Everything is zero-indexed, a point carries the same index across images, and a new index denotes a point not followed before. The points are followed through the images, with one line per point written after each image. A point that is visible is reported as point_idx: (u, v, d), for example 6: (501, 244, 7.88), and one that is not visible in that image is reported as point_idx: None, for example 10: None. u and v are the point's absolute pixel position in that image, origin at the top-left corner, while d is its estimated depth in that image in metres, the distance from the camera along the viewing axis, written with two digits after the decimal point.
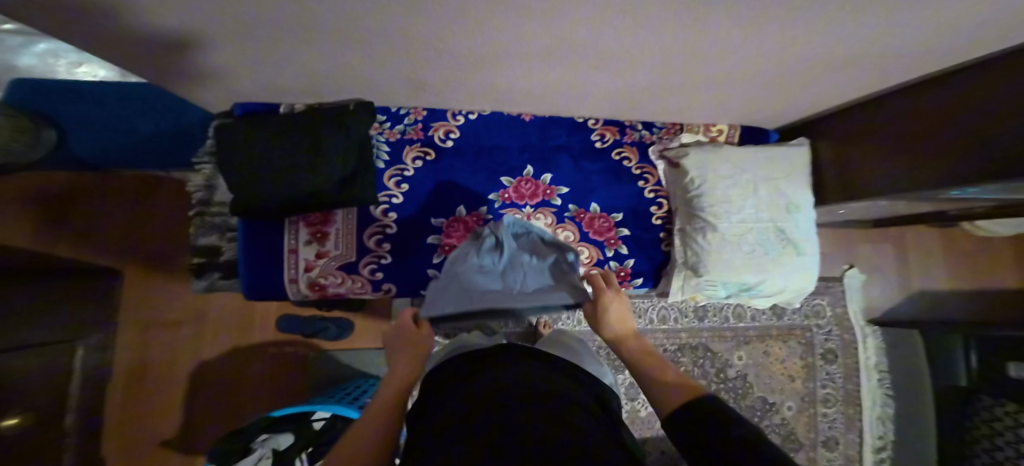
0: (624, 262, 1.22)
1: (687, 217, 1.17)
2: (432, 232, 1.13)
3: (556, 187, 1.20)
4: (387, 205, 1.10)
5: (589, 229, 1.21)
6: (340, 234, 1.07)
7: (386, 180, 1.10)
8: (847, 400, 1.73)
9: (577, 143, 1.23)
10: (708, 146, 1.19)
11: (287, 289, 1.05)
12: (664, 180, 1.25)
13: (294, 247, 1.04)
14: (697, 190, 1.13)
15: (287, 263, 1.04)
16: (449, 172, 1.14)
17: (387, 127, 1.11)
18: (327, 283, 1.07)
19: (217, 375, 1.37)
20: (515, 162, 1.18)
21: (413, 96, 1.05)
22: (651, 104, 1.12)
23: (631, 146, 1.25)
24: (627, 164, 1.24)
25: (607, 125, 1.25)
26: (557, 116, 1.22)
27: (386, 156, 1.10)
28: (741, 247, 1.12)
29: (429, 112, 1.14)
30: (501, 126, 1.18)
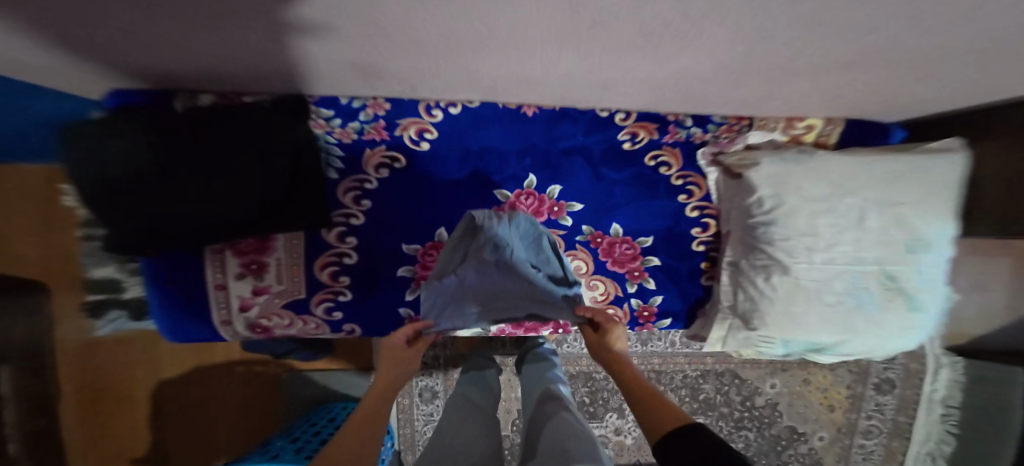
0: (649, 300, 0.95)
1: (745, 249, 0.83)
2: (403, 263, 0.87)
3: (566, 203, 0.92)
4: (343, 228, 0.83)
5: (606, 258, 0.94)
6: (282, 266, 0.81)
7: (341, 195, 0.82)
8: (894, 432, 1.47)
9: (598, 145, 0.90)
10: (791, 151, 0.81)
11: (220, 330, 0.82)
12: (716, 195, 0.91)
13: (221, 284, 0.79)
14: (768, 214, 0.78)
15: (215, 303, 0.79)
16: (424, 183, 0.86)
17: (337, 125, 0.79)
18: (271, 325, 0.83)
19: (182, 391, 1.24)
20: (514, 171, 0.89)
21: (372, 87, 0.74)
22: (715, 98, 0.78)
23: (675, 149, 0.90)
24: (665, 173, 0.91)
25: (642, 121, 0.88)
26: (572, 107, 0.87)
27: (339, 164, 0.81)
28: (821, 297, 0.79)
29: (392, 103, 0.79)
30: (496, 122, 0.85)
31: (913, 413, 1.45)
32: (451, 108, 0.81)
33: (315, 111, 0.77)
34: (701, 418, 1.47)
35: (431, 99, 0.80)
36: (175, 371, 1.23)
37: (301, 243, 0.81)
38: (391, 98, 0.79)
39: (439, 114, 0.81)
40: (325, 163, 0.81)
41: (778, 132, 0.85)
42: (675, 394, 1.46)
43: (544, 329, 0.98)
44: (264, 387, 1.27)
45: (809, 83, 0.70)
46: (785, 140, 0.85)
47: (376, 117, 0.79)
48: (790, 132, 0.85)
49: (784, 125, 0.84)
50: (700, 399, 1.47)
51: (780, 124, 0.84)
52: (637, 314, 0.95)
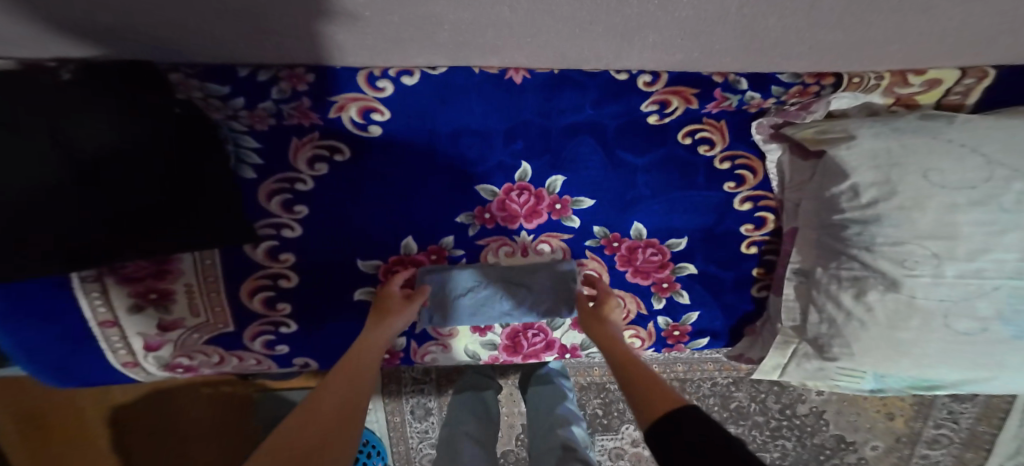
0: (682, 318, 0.73)
1: (820, 255, 0.59)
2: (361, 283, 0.67)
3: (572, 198, 0.69)
4: (275, 242, 0.62)
5: (626, 266, 0.71)
6: (196, 294, 0.60)
7: (265, 201, 0.61)
8: (969, 443, 1.17)
9: (614, 120, 0.66)
10: (903, 118, 0.55)
11: (126, 372, 0.65)
12: (776, 182, 0.67)
13: (110, 321, 0.58)
14: (868, 209, 0.52)
15: (106, 342, 0.60)
16: (378, 179, 0.64)
17: (243, 107, 0.56)
18: (195, 364, 0.66)
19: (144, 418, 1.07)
20: (501, 159, 0.67)
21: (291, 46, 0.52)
22: (788, 50, 0.54)
23: (719, 121, 0.66)
24: (705, 153, 0.67)
25: (675, 85, 0.62)
26: (575, 70, 0.62)
27: (256, 158, 0.60)
28: (946, 321, 0.50)
29: (319, 73, 0.56)
30: (468, 95, 0.61)
31: (999, 423, 1.15)
32: (404, 77, 0.58)
33: (202, 88, 0.54)
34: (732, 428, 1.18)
35: (377, 67, 0.57)
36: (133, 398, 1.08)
37: (217, 264, 0.60)
38: (318, 68, 0.56)
39: (389, 86, 0.58)
40: (236, 159, 0.59)
41: (877, 91, 0.60)
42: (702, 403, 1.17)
43: (546, 354, 0.78)
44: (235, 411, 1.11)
45: (949, 4, 0.45)
46: (886, 103, 0.61)
47: (298, 95, 0.56)
48: (896, 91, 0.60)
49: (889, 81, 0.58)
50: (732, 408, 1.18)
51: (885, 80, 0.58)
52: (665, 335, 0.74)
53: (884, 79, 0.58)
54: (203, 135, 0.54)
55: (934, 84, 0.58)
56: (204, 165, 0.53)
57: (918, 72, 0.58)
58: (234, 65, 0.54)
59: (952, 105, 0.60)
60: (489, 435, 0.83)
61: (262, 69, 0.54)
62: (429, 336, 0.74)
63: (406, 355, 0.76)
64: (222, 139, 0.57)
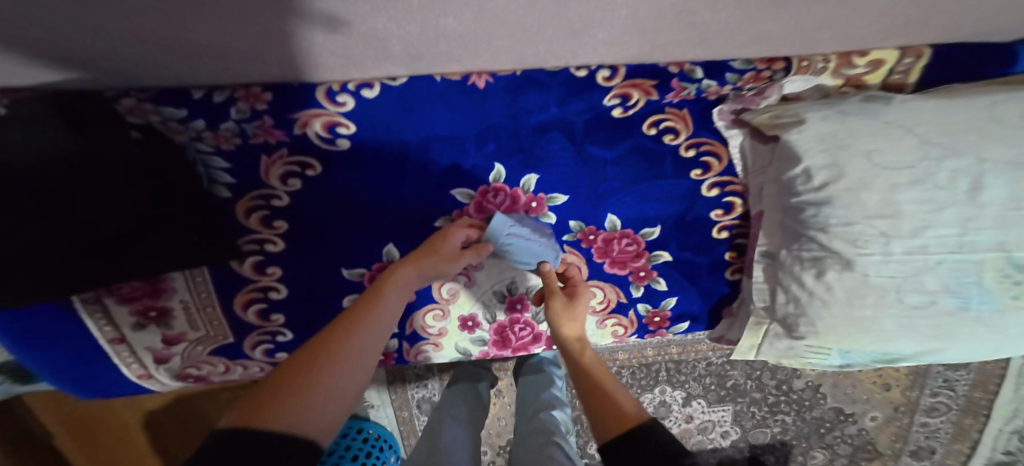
0: (661, 304, 0.75)
1: (784, 237, 0.59)
2: (348, 291, 0.71)
3: (547, 195, 0.71)
4: (260, 257, 0.66)
5: (603, 258, 0.73)
6: (192, 310, 0.64)
7: (246, 218, 0.65)
8: (967, 408, 1.17)
9: (580, 115, 0.66)
10: (850, 100, 0.55)
11: (142, 384, 0.69)
12: (741, 167, 0.69)
13: (117, 338, 0.62)
14: (820, 192, 0.53)
15: (119, 358, 0.64)
16: (351, 190, 0.67)
17: (205, 128, 0.58)
18: (205, 373, 0.70)
19: (169, 445, 1.00)
20: (474, 162, 0.69)
21: (255, 68, 0.55)
22: (733, 39, 0.55)
23: (682, 110, 0.65)
24: (670, 142, 0.67)
25: (633, 78, 0.61)
26: (537, 69, 0.62)
27: (229, 178, 0.63)
28: (898, 296, 0.52)
29: (278, 93, 0.58)
30: (430, 104, 0.63)
31: (995, 388, 1.15)
32: (364, 90, 0.60)
33: (158, 112, 0.56)
34: (729, 406, 1.21)
35: (336, 81, 0.59)
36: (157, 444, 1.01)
37: (207, 280, 0.64)
38: (274, 86, 0.58)
39: (349, 100, 0.60)
40: (208, 179, 0.63)
41: (825, 74, 0.60)
42: (699, 383, 1.19)
43: (535, 346, 0.82)
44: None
45: None
46: (836, 84, 0.61)
47: (260, 114, 0.59)
48: (844, 72, 0.60)
49: (836, 64, 0.59)
50: (728, 386, 1.20)
51: (831, 62, 0.58)
52: (646, 321, 0.76)
53: (830, 62, 0.58)
54: (169, 154, 0.57)
55: (878, 64, 0.58)
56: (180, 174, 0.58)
57: (862, 53, 0.58)
58: (187, 87, 0.56)
59: (895, 85, 0.61)
60: (476, 420, 0.86)
61: (217, 91, 0.57)
62: (420, 336, 0.77)
63: (400, 355, 0.80)
64: (191, 162, 0.60)
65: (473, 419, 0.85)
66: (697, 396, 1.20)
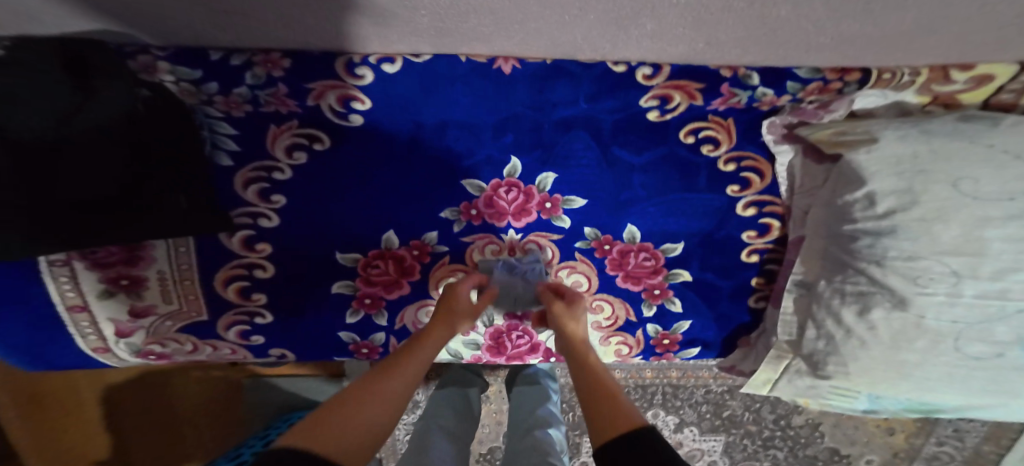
0: (672, 327, 0.68)
1: (828, 268, 0.54)
2: (339, 277, 0.64)
3: (563, 197, 0.64)
4: (251, 231, 0.60)
5: (617, 270, 0.66)
6: (169, 282, 0.58)
7: (243, 189, 0.58)
8: (970, 461, 1.13)
9: (611, 115, 0.60)
10: (939, 121, 0.51)
11: (98, 357, 0.62)
12: (786, 187, 0.62)
13: (81, 306, 0.56)
14: (883, 220, 0.48)
15: (76, 326, 0.58)
16: (358, 171, 0.61)
17: (217, 92, 0.53)
18: (169, 351, 0.63)
19: (127, 424, 0.93)
20: (489, 153, 0.63)
21: (280, 30, 0.50)
22: (804, 45, 0.51)
23: (727, 120, 0.60)
24: (709, 153, 0.61)
25: (676, 79, 0.57)
26: (569, 60, 0.56)
27: (232, 145, 0.57)
28: (956, 345, 0.47)
29: (296, 59, 0.53)
30: (452, 86, 0.57)
31: (1009, 444, 1.12)
32: (385, 65, 0.55)
33: (172, 72, 0.52)
34: (722, 436, 1.15)
35: (357, 53, 0.54)
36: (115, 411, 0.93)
37: (191, 252, 0.58)
38: (294, 53, 0.53)
39: (369, 74, 0.55)
40: (211, 145, 0.57)
41: (911, 88, 0.56)
42: (694, 410, 1.14)
43: (531, 357, 0.76)
44: (222, 419, 0.95)
45: None
46: (921, 102, 0.57)
47: (275, 81, 0.54)
48: (933, 88, 0.56)
49: (925, 79, 0.55)
50: (724, 416, 1.14)
51: (921, 76, 0.54)
52: (654, 343, 0.69)
53: (919, 75, 0.54)
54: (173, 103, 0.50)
55: (984, 80, 0.54)
56: (188, 135, 0.52)
57: (963, 68, 0.53)
58: (207, 48, 0.52)
59: (1003, 105, 0.56)
60: (465, 433, 0.81)
61: (236, 54, 0.52)
62: (407, 332, 0.68)
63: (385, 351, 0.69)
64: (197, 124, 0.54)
65: (461, 433, 0.79)
66: (690, 423, 1.14)
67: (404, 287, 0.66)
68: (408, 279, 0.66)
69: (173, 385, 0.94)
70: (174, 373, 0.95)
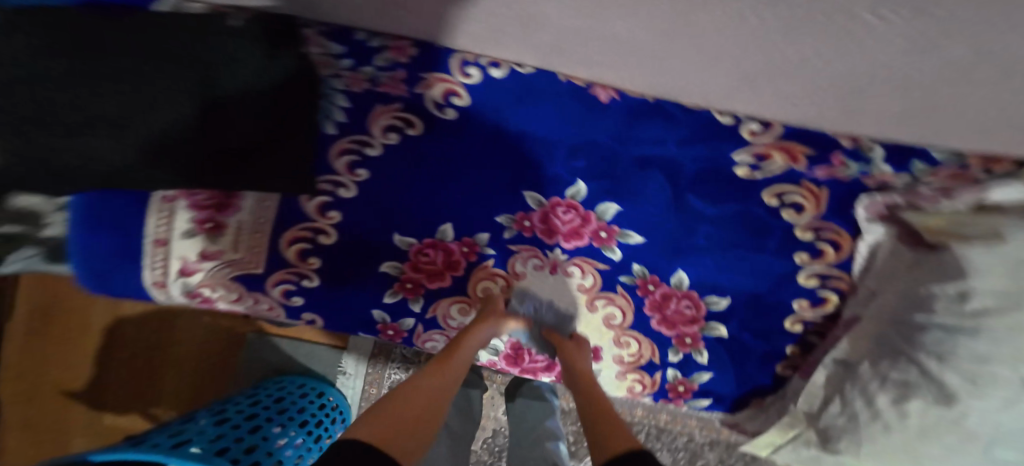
0: (692, 376, 0.67)
1: (875, 352, 0.55)
2: (389, 256, 0.65)
3: (620, 230, 0.65)
4: (328, 199, 0.61)
5: (655, 312, 0.66)
6: (243, 234, 0.57)
7: (333, 158, 0.60)
8: None
9: (694, 162, 0.62)
10: None
11: (152, 294, 0.57)
12: (861, 266, 0.60)
13: (162, 241, 0.53)
14: (969, 319, 0.47)
15: (149, 260, 0.54)
16: (436, 161, 0.64)
17: (349, 68, 0.56)
18: (215, 297, 0.59)
19: (123, 356, 0.91)
20: (558, 172, 0.64)
21: (443, 12, 0.51)
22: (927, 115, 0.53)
23: (819, 188, 0.60)
24: (790, 218, 0.61)
25: (783, 141, 0.60)
26: (670, 101, 0.60)
27: (341, 116, 0.59)
28: (988, 449, 0.50)
29: (423, 49, 0.58)
30: (547, 101, 0.60)
31: None
32: (492, 69, 0.59)
33: (323, 45, 0.55)
34: None
35: (470, 53, 0.58)
36: (122, 341, 0.91)
37: (274, 208, 0.58)
38: (422, 44, 0.58)
39: (476, 74, 0.59)
40: (322, 114, 0.58)
41: None
42: (671, 455, 1.13)
43: (544, 375, 0.75)
44: (215, 371, 0.92)
45: None
46: None
47: (397, 66, 0.58)
48: None
49: None
50: None
51: None
52: (668, 388, 0.68)
53: None
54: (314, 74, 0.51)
55: None
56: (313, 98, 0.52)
57: None
58: (353, 27, 0.56)
59: None
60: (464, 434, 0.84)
61: (376, 37, 0.57)
62: (436, 323, 0.68)
63: (409, 336, 0.69)
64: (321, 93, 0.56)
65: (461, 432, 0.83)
66: None
67: (446, 280, 0.67)
68: (450, 272, 0.67)
69: (176, 326, 0.92)
70: (183, 314, 0.93)
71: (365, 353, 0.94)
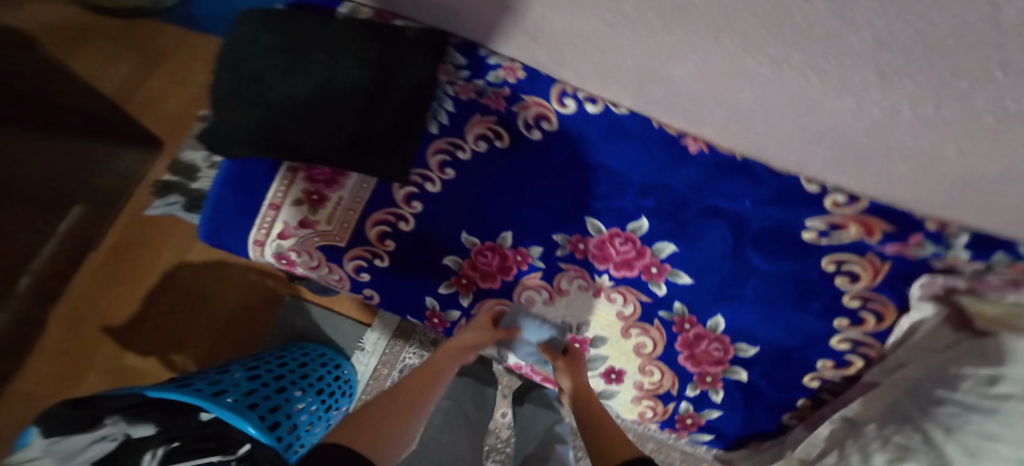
0: (703, 411, 0.72)
1: (888, 415, 0.58)
2: (453, 250, 0.69)
3: (671, 269, 0.69)
4: (415, 190, 0.67)
5: (684, 349, 0.70)
6: (338, 207, 0.64)
7: (428, 154, 0.67)
8: None
9: (763, 221, 0.67)
10: None
11: (251, 251, 0.64)
12: (896, 339, 0.65)
13: (276, 205, 0.62)
14: (988, 399, 0.50)
15: (261, 219, 0.62)
16: (515, 174, 0.69)
17: (464, 78, 0.65)
18: (297, 262, 0.64)
19: (160, 301, 0.90)
20: (621, 206, 0.69)
21: (566, 46, 0.56)
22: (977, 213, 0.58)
23: (881, 262, 0.64)
24: (843, 284, 0.66)
25: (865, 215, 0.63)
26: (758, 163, 0.65)
27: (444, 119, 0.66)
28: None
29: (531, 73, 0.63)
30: (632, 142, 0.66)
31: None
32: (588, 104, 0.64)
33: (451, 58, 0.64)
34: None
35: (570, 85, 0.64)
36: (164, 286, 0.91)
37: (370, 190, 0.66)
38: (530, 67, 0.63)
39: (571, 106, 0.65)
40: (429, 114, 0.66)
41: None
42: None
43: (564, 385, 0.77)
44: (240, 331, 0.91)
45: None
46: None
47: (504, 84, 0.64)
48: None
49: None
50: None
51: None
52: (677, 418, 0.72)
53: None
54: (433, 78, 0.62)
55: None
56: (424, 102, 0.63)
57: None
58: (478, 44, 0.63)
59: None
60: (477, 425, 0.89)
61: (496, 55, 0.63)
62: None
63: (451, 329, 0.71)
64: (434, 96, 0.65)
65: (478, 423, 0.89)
66: None
67: (496, 283, 0.70)
68: (501, 276, 0.70)
69: (222, 276, 0.93)
70: (231, 264, 0.94)
71: (389, 331, 0.93)
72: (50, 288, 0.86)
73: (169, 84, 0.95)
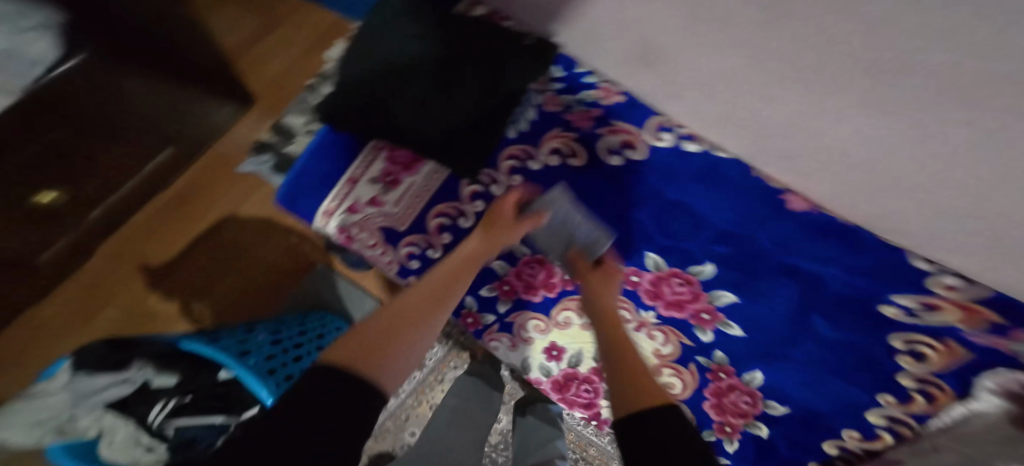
0: None
1: None
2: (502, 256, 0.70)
3: (725, 319, 0.59)
4: (479, 189, 0.67)
5: (710, 397, 0.59)
6: (409, 191, 0.66)
7: (500, 158, 0.68)
8: None
9: (846, 285, 0.55)
10: None
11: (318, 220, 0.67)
12: (939, 424, 0.48)
13: (354, 180, 0.66)
14: None
15: (337, 191, 0.66)
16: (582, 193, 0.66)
17: (554, 89, 0.68)
18: (356, 239, 0.66)
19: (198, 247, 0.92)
20: (692, 248, 0.61)
21: (680, 70, 0.58)
22: None
23: (960, 347, 0.48)
24: (906, 364, 0.51)
25: (978, 305, 0.49)
26: (869, 233, 0.56)
27: (524, 126, 0.68)
28: None
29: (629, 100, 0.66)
30: (721, 185, 0.61)
31: None
32: (684, 142, 0.63)
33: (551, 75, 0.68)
34: None
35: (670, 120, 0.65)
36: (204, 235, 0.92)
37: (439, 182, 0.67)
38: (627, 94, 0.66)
39: (668, 140, 0.63)
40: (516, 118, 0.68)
41: None
42: None
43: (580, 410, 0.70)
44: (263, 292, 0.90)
45: None
46: None
47: (596, 104, 0.67)
48: None
49: None
50: None
51: None
52: None
53: None
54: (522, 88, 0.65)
55: None
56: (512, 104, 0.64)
57: None
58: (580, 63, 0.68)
59: None
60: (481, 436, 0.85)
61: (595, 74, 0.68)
62: (511, 328, 0.71)
63: (481, 330, 0.72)
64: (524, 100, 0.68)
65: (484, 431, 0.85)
66: None
67: (536, 296, 0.69)
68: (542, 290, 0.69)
69: (265, 235, 0.94)
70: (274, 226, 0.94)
71: None
72: (116, 220, 0.89)
73: (276, 47, 1.03)
